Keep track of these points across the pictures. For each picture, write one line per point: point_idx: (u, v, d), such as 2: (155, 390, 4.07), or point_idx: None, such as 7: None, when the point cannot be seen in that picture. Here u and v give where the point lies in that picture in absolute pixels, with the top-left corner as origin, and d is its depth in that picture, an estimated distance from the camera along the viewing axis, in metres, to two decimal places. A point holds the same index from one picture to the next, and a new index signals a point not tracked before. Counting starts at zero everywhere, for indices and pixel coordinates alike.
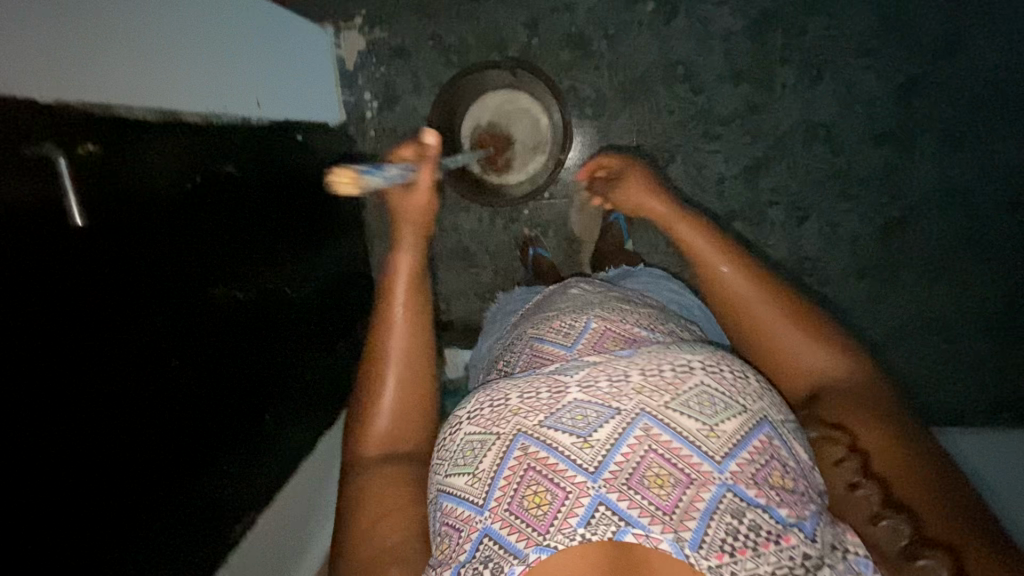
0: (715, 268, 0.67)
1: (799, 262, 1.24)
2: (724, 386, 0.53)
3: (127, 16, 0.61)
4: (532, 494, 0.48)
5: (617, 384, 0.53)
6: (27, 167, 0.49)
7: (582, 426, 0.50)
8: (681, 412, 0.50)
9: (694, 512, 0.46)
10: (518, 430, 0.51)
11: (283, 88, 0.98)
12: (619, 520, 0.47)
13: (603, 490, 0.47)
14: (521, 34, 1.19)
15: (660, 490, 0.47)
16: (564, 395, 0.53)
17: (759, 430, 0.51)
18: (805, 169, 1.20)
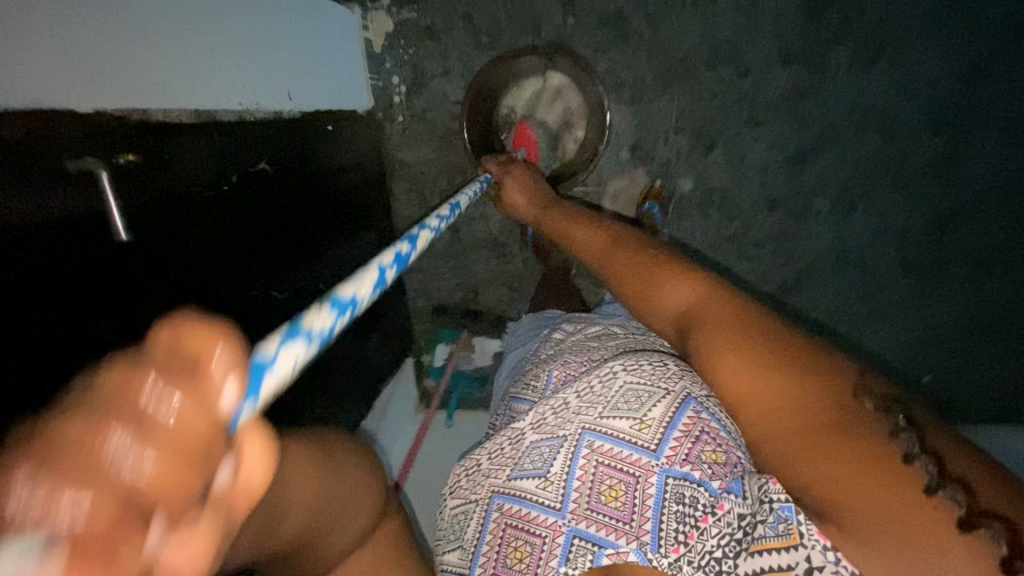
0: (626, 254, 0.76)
1: (843, 255, 1.22)
2: (642, 380, 0.67)
3: (155, 16, 0.59)
4: (515, 549, 0.64)
5: (559, 415, 0.68)
6: (67, 187, 0.47)
7: (541, 466, 0.65)
8: (612, 420, 0.64)
9: (647, 512, 0.60)
10: (492, 491, 0.68)
11: (314, 77, 0.96)
12: (593, 546, 0.60)
13: (573, 522, 0.62)
14: (555, 14, 1.13)
15: (616, 503, 0.61)
16: (523, 443, 0.69)
17: (683, 411, 0.64)
18: (856, 158, 1.16)
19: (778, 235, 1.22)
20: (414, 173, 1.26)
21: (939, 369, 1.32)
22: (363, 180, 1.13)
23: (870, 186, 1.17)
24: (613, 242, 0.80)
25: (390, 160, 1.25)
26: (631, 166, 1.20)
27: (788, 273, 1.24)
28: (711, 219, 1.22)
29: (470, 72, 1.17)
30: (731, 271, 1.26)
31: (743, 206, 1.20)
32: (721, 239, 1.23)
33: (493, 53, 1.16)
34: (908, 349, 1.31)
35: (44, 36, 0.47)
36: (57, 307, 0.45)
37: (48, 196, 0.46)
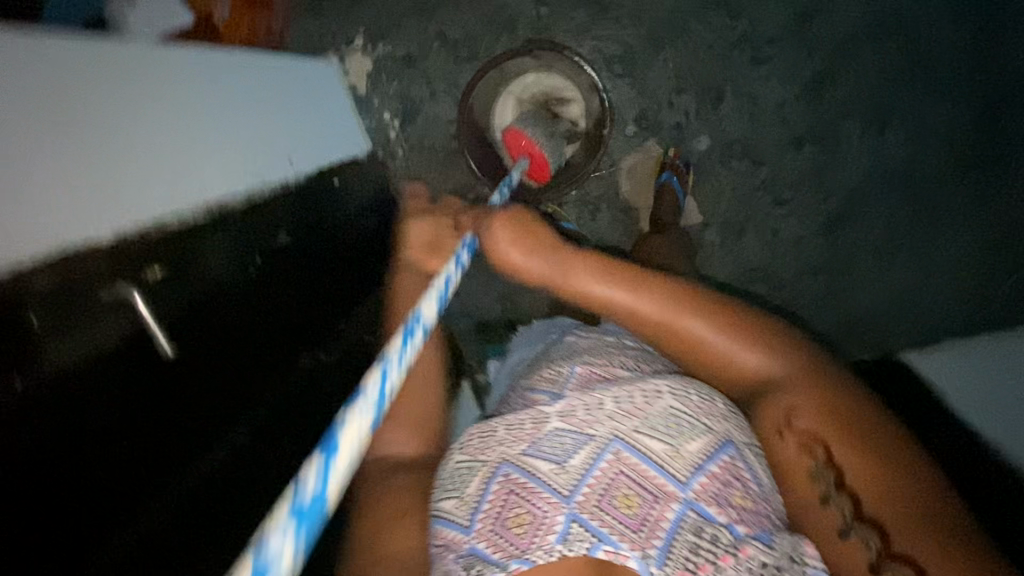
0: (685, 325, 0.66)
1: (888, 173, 1.13)
2: (689, 408, 0.61)
3: (144, 127, 0.61)
4: (514, 517, 0.56)
5: (592, 411, 0.61)
6: (105, 315, 0.49)
7: (559, 454, 0.59)
8: (648, 435, 0.59)
9: (660, 529, 0.56)
10: (503, 458, 0.60)
11: (308, 138, 0.97)
12: (591, 536, 0.55)
13: (576, 509, 0.56)
14: (528, 7, 1.11)
15: (626, 508, 0.56)
16: (545, 423, 0.61)
17: (722, 453, 0.59)
18: (876, 70, 1.10)
19: (813, 170, 1.14)
20: (425, 201, 1.24)
21: None
22: (380, 220, 1.11)
23: (900, 95, 1.10)
24: (678, 309, 0.66)
25: (399, 195, 1.23)
26: (641, 138, 1.15)
27: (833, 206, 1.16)
28: (737, 172, 1.15)
29: (457, 87, 1.16)
30: (771, 220, 1.18)
31: (768, 149, 1.14)
32: (751, 189, 1.16)
33: (475, 63, 1.14)
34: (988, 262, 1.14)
35: (47, 177, 0.49)
36: (107, 429, 0.47)
37: (95, 330, 0.49)
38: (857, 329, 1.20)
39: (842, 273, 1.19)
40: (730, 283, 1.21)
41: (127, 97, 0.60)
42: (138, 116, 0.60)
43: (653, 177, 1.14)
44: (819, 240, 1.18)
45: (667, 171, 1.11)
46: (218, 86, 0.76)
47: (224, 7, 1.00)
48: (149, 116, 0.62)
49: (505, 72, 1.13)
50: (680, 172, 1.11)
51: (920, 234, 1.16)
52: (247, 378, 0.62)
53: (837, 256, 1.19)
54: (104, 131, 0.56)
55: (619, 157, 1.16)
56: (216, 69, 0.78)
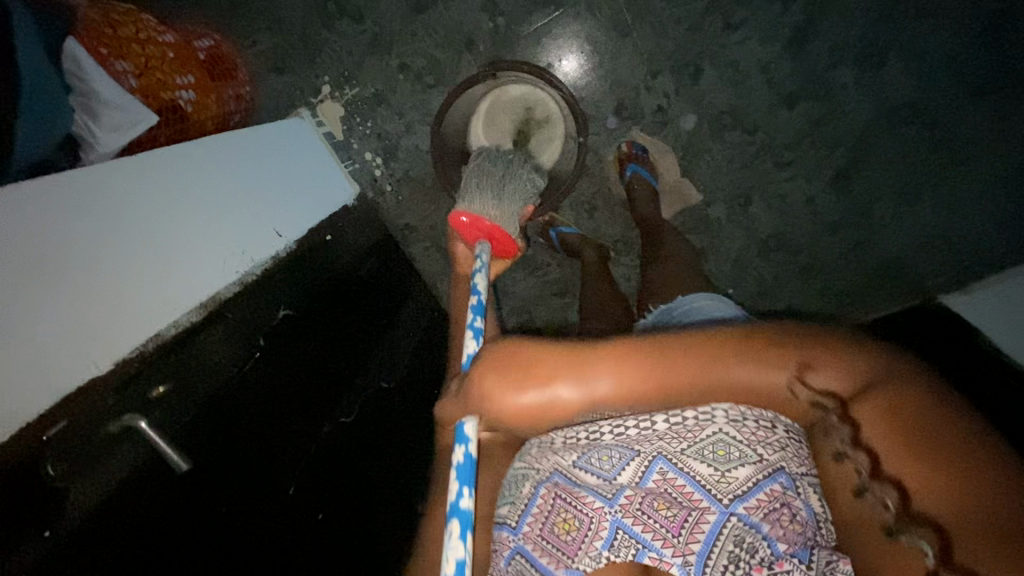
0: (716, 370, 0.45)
1: (894, 111, 1.06)
2: (744, 433, 0.49)
3: (127, 244, 0.62)
4: (561, 521, 0.51)
5: (644, 426, 0.52)
6: (118, 446, 0.52)
7: (608, 465, 0.51)
8: (695, 458, 0.49)
9: (699, 533, 0.47)
10: (555, 468, 0.54)
11: (294, 202, 0.98)
12: (635, 542, 0.48)
13: (620, 514, 0.49)
14: (484, 21, 1.09)
15: (668, 515, 0.48)
16: (598, 434, 0.53)
17: (771, 480, 0.48)
18: (861, 6, 1.02)
19: (811, 125, 1.08)
20: (424, 230, 1.24)
21: None
22: (381, 261, 1.12)
23: (892, 28, 1.02)
24: (698, 353, 0.46)
25: (397, 230, 1.24)
26: (624, 129, 1.11)
27: (840, 157, 1.10)
28: (731, 142, 1.10)
29: (430, 115, 1.15)
30: (777, 183, 1.12)
31: (759, 112, 1.08)
32: (749, 157, 1.11)
33: (443, 88, 1.13)
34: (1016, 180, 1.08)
35: (46, 326, 0.51)
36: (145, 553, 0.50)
37: (107, 461, 0.51)
38: (882, 278, 1.16)
39: (861, 224, 1.14)
40: (744, 255, 1.17)
41: (104, 219, 0.61)
42: (120, 236, 0.62)
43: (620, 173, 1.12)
44: (831, 195, 1.12)
45: (631, 164, 1.08)
46: (195, 179, 0.77)
47: (188, 86, 0.98)
48: (130, 232, 0.63)
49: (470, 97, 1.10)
50: (640, 159, 1.09)
51: (941, 167, 1.08)
52: (263, 474, 0.63)
53: (854, 207, 1.13)
54: (90, 262, 0.57)
55: (604, 153, 1.13)
56: (187, 158, 0.78)
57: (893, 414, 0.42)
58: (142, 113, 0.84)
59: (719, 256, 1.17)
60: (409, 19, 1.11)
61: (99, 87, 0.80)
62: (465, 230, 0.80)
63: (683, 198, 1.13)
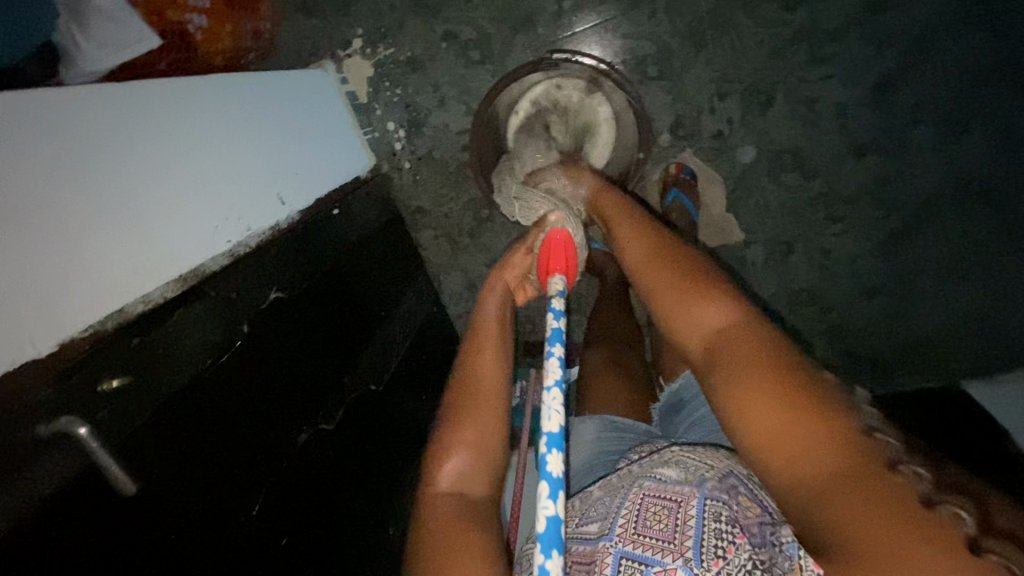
0: (687, 306, 0.55)
1: (961, 185, 0.99)
2: (699, 453, 0.54)
3: (102, 194, 0.51)
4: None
5: (623, 473, 0.55)
6: (41, 459, 0.39)
7: (598, 514, 0.52)
8: (664, 469, 0.51)
9: (689, 529, 0.46)
10: (563, 533, 0.55)
11: (306, 166, 0.86)
12: (639, 565, 0.46)
13: (621, 544, 0.47)
14: (548, 3, 0.98)
15: (659, 522, 0.47)
16: (591, 495, 0.56)
17: (730, 476, 0.49)
18: (955, 67, 0.94)
19: (874, 182, 1.01)
20: (436, 217, 1.12)
21: None
22: (387, 244, 1.01)
23: (982, 97, 0.95)
24: (683, 292, 0.56)
25: (408, 214, 1.12)
26: (676, 149, 1.01)
27: (895, 222, 1.03)
28: (787, 185, 1.02)
29: (468, 94, 1.03)
30: (824, 237, 1.05)
31: (822, 159, 1.00)
32: (802, 203, 1.03)
33: (489, 67, 1.01)
34: None
35: None
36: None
37: (25, 476, 0.38)
38: (911, 353, 1.09)
39: (902, 295, 1.07)
40: (772, 305, 1.09)
41: (71, 161, 0.48)
42: (94, 183, 0.50)
43: (660, 195, 1.03)
44: (878, 258, 1.05)
45: (675, 188, 1.00)
46: (197, 123, 0.66)
47: (201, 10, 0.85)
48: (103, 179, 0.51)
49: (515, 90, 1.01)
50: (686, 184, 1.00)
51: (995, 252, 1.02)
52: (240, 470, 0.55)
53: (897, 276, 1.06)
54: (45, 212, 0.45)
55: (649, 171, 1.03)
56: (185, 96, 0.65)
57: (770, 360, 0.45)
58: (141, 33, 0.70)
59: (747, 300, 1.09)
60: None
61: None
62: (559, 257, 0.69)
63: (726, 234, 1.05)
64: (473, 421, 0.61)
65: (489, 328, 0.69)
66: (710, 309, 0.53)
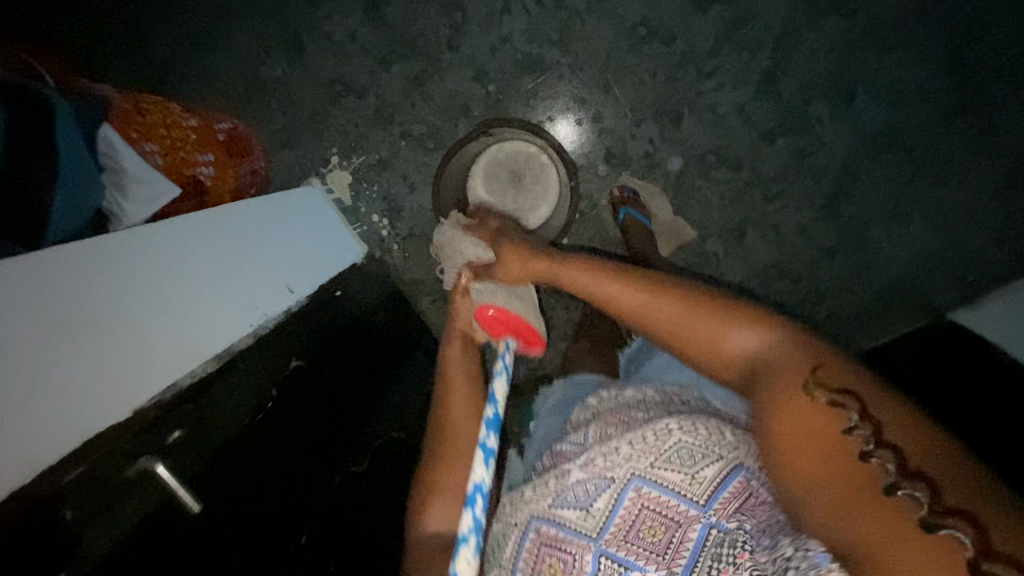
0: (724, 332, 0.60)
1: (871, 140, 1.11)
2: (700, 439, 0.57)
3: (144, 301, 0.66)
4: (550, 565, 0.58)
5: (608, 455, 0.59)
6: (136, 489, 0.53)
7: (583, 498, 0.58)
8: (665, 468, 0.56)
9: (684, 550, 0.53)
10: (532, 514, 0.61)
11: (301, 257, 1.01)
12: (619, 566, 0.55)
13: (605, 544, 0.56)
14: (475, 88, 1.16)
15: (653, 536, 0.55)
16: (568, 475, 0.60)
17: (734, 476, 0.54)
18: (826, 49, 1.09)
19: (794, 158, 1.13)
20: (431, 283, 1.27)
21: None
22: (391, 313, 1.15)
23: (858, 67, 1.09)
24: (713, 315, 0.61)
25: (405, 287, 1.27)
26: (615, 175, 1.17)
27: (827, 186, 1.14)
28: (719, 179, 1.15)
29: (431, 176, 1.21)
30: (769, 215, 1.16)
31: (741, 151, 1.13)
32: (738, 192, 1.15)
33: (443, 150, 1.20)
34: (1004, 201, 1.11)
35: (65, 380, 0.54)
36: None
37: (124, 504, 0.52)
38: (885, 296, 1.17)
39: (860, 248, 1.16)
40: (745, 288, 1.19)
41: (112, 286, 0.63)
42: (136, 293, 0.65)
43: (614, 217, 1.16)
44: (824, 222, 1.15)
45: (625, 206, 1.12)
46: (205, 243, 0.82)
47: (208, 163, 1.04)
48: (140, 292, 0.66)
49: (464, 161, 1.18)
50: (632, 201, 1.13)
51: (924, 190, 1.12)
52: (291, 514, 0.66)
53: (847, 232, 1.16)
54: (95, 332, 0.59)
55: (599, 198, 1.18)
56: (192, 226, 0.82)
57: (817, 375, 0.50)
58: (164, 185, 0.90)
59: (722, 289, 1.19)
60: (405, 89, 1.18)
61: (128, 163, 0.88)
62: (489, 322, 0.80)
63: (680, 234, 1.17)
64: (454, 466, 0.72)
65: (459, 382, 0.80)
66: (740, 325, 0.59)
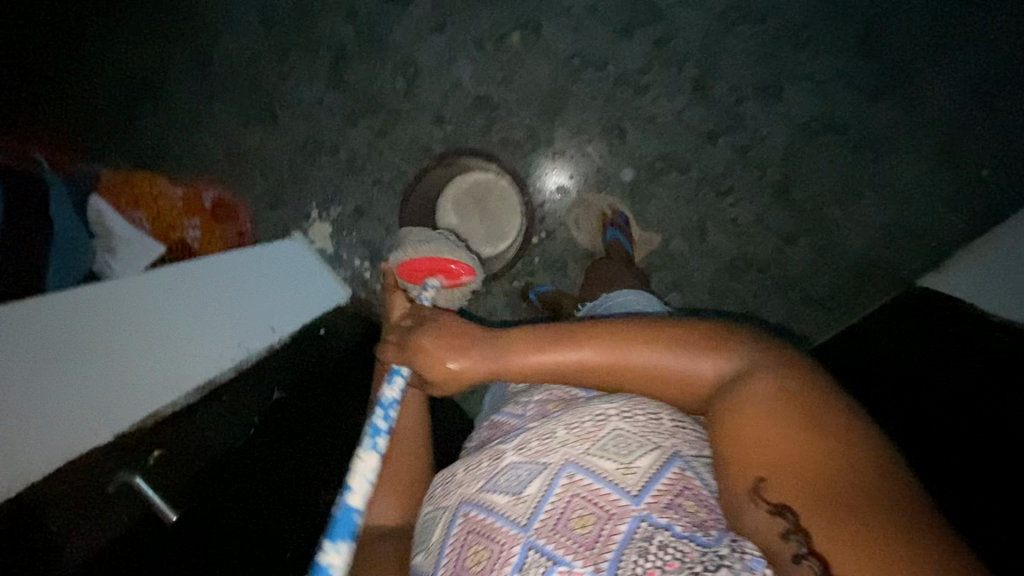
0: (696, 361, 0.55)
1: (807, 128, 1.18)
2: (637, 427, 0.55)
3: (138, 339, 0.73)
4: (472, 553, 0.54)
5: (544, 441, 0.56)
6: (114, 505, 0.61)
7: (515, 485, 0.55)
8: (600, 455, 0.53)
9: (612, 543, 0.49)
10: (462, 499, 0.58)
11: (281, 300, 1.06)
12: (546, 560, 0.50)
13: (531, 536, 0.52)
14: (434, 132, 1.25)
15: (582, 527, 0.50)
16: (501, 458, 0.58)
17: (671, 464, 0.52)
18: (748, 52, 1.17)
19: (738, 154, 1.20)
20: None
21: (995, 155, 1.16)
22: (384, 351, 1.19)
23: (781, 64, 1.17)
24: (663, 346, 0.56)
25: None
26: (575, 192, 1.24)
27: (774, 176, 1.20)
28: (672, 184, 1.22)
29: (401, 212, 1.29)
30: (725, 210, 1.21)
31: (688, 154, 1.20)
32: (692, 192, 1.21)
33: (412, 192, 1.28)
34: (943, 166, 1.17)
35: (65, 398, 0.61)
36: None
37: (103, 520, 0.60)
38: (851, 272, 1.20)
39: (818, 230, 1.21)
40: (719, 283, 1.23)
41: (111, 335, 0.70)
42: (133, 332, 0.73)
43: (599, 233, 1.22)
44: (780, 209, 1.20)
45: (612, 227, 1.18)
46: (190, 288, 0.88)
47: (196, 227, 1.14)
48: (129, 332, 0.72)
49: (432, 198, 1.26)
50: (620, 225, 1.19)
51: (865, 166, 1.18)
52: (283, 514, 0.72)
53: (803, 216, 1.20)
54: (99, 367, 0.66)
55: (563, 216, 1.25)
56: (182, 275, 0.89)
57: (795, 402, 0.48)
58: (152, 244, 0.98)
59: (695, 286, 1.23)
60: (371, 141, 1.27)
61: (116, 228, 0.95)
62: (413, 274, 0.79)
63: (645, 240, 1.23)
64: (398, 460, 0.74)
65: (403, 378, 0.82)
66: (702, 353, 0.55)
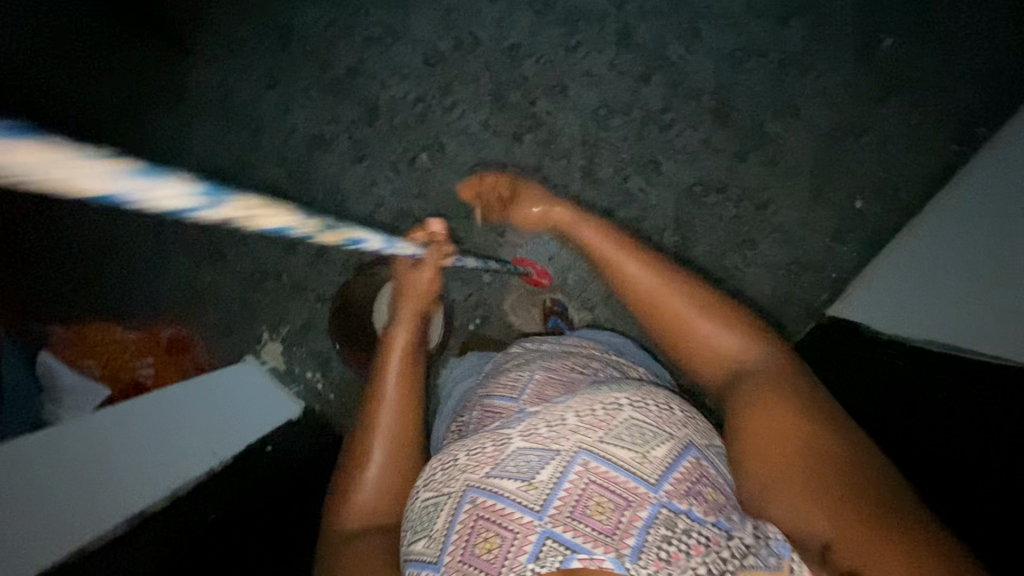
0: (710, 327, 0.70)
1: (690, 192, 1.32)
2: (652, 416, 0.60)
3: (68, 475, 0.81)
4: (482, 541, 0.54)
5: (555, 426, 0.59)
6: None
7: (525, 471, 0.57)
8: (614, 442, 0.57)
9: (633, 529, 0.52)
10: (467, 484, 0.58)
11: (224, 421, 1.11)
12: (564, 549, 0.52)
13: (549, 525, 0.53)
14: (365, 247, 1.38)
15: (602, 516, 0.53)
16: (507, 443, 0.60)
17: (686, 454, 0.58)
18: (623, 136, 1.33)
19: (635, 223, 1.32)
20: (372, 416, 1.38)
21: (858, 188, 1.30)
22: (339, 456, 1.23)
23: (653, 143, 1.32)
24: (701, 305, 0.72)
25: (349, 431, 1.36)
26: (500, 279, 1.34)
27: (673, 237, 1.31)
28: (585, 257, 1.33)
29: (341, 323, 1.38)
30: (636, 273, 1.32)
31: None
32: None
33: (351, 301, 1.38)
34: (817, 204, 1.31)
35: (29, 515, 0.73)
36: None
37: None
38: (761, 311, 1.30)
39: (725, 278, 1.31)
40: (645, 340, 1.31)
41: (50, 472, 0.80)
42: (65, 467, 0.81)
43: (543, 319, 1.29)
44: (685, 265, 1.31)
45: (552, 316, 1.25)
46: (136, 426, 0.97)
47: (147, 369, 1.22)
48: (66, 467, 0.82)
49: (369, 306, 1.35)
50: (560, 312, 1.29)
51: (750, 215, 1.31)
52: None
53: (707, 267, 1.31)
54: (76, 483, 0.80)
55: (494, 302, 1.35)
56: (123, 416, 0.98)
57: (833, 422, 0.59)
58: (97, 388, 1.07)
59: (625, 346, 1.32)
60: (308, 262, 1.39)
61: (63, 377, 1.04)
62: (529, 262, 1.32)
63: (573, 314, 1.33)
64: (389, 468, 0.74)
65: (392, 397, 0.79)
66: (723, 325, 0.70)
